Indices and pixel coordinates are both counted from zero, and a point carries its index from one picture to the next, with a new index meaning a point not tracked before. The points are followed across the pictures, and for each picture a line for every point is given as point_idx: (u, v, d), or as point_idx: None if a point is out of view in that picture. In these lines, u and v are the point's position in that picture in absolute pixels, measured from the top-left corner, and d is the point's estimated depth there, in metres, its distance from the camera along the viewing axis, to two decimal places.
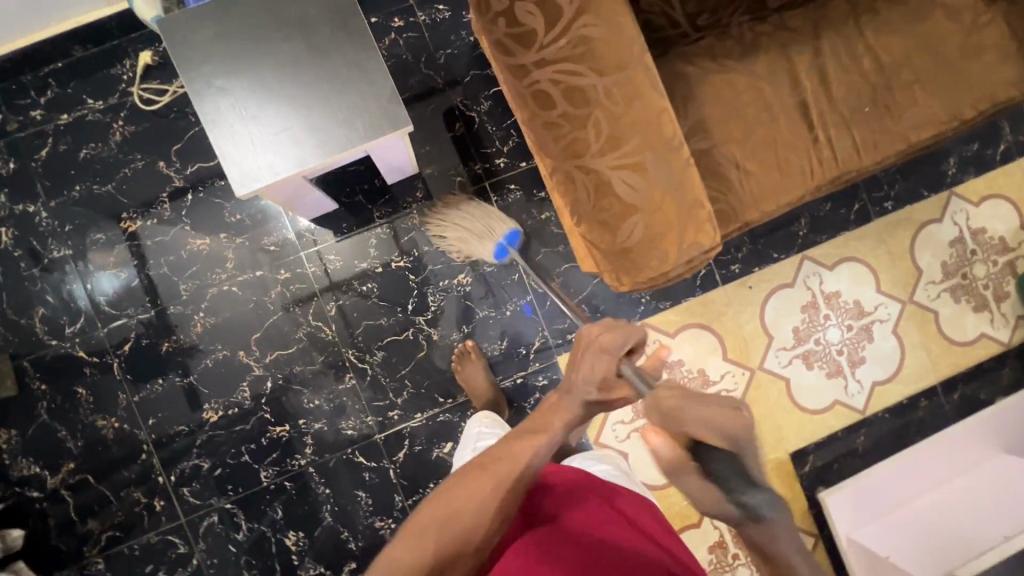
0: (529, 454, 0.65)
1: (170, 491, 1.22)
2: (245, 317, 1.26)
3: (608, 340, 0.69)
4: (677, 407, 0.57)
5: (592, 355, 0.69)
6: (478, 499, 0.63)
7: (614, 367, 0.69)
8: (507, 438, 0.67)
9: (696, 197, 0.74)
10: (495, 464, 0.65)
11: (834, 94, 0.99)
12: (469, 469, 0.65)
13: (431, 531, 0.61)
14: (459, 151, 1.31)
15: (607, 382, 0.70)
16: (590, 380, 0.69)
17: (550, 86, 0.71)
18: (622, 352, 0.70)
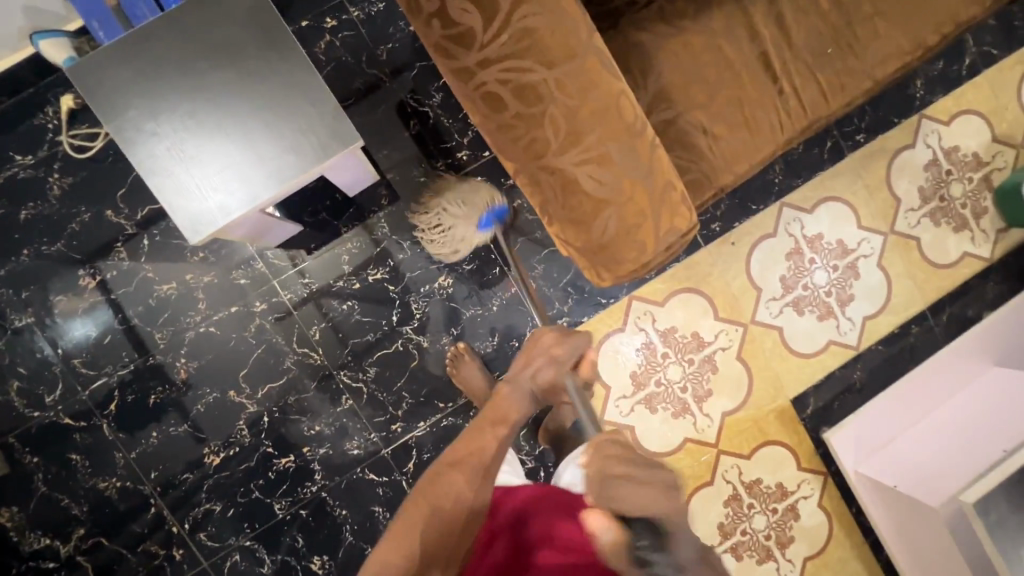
0: (496, 443, 0.72)
1: (186, 540, 1.22)
2: (228, 356, 1.22)
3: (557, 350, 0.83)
4: (614, 475, 0.64)
5: (541, 362, 0.82)
6: (458, 491, 0.67)
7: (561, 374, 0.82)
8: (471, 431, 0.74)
9: (667, 180, 0.71)
10: (469, 458, 0.70)
11: (795, 39, 0.95)
12: (445, 467, 0.69)
13: (414, 531, 0.64)
14: (419, 150, 1.26)
15: (551, 383, 0.82)
16: (539, 378, 0.81)
17: (498, 86, 0.66)
18: (569, 361, 0.83)
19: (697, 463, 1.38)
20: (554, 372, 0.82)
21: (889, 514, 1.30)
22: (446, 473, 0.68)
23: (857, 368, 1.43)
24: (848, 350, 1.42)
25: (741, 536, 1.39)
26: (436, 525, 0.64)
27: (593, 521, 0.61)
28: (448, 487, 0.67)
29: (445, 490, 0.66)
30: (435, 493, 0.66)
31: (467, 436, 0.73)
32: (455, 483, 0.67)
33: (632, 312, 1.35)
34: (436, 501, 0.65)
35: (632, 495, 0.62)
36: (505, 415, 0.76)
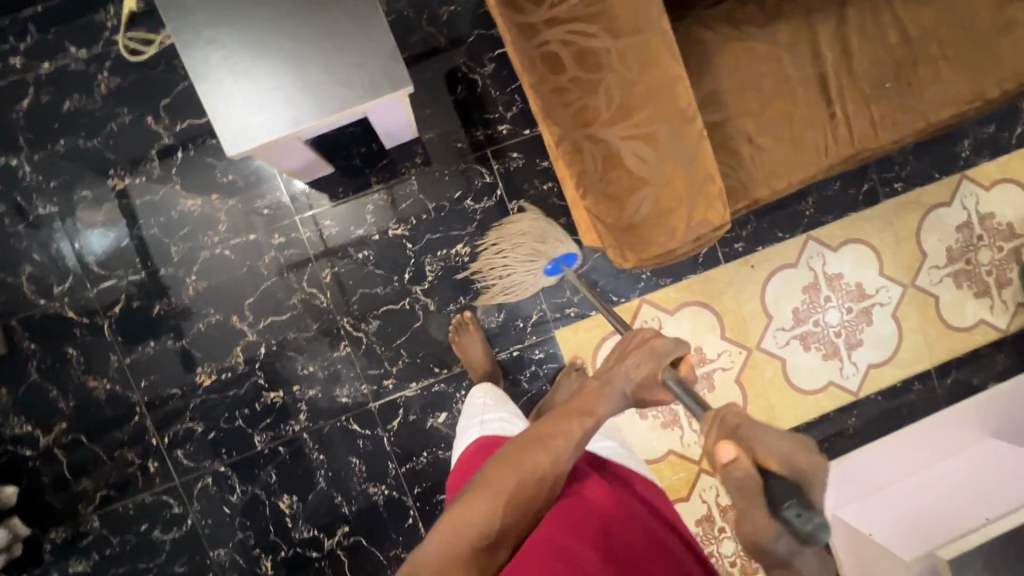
0: (581, 433, 0.70)
1: (165, 455, 1.23)
2: (238, 281, 1.23)
3: (658, 344, 0.76)
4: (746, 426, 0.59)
5: (638, 355, 0.76)
6: (541, 468, 0.67)
7: (658, 369, 0.74)
8: (558, 413, 0.72)
9: (708, 171, 0.73)
10: (555, 439, 0.69)
11: (856, 66, 0.94)
12: (532, 441, 0.68)
13: (501, 496, 0.64)
14: (460, 115, 1.26)
15: (648, 379, 0.75)
16: (631, 375, 0.75)
17: (561, 48, 0.66)
18: (667, 360, 0.75)
19: (675, 477, 1.36)
20: (651, 367, 0.75)
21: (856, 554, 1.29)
22: (527, 449, 0.68)
23: (852, 413, 1.41)
24: (847, 394, 1.41)
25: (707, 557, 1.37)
26: (520, 498, 0.65)
27: (721, 452, 0.57)
28: (529, 464, 0.66)
29: (522, 466, 0.66)
30: (516, 469, 0.66)
31: (555, 415, 0.72)
32: (539, 459, 0.67)
33: (640, 315, 1.35)
34: (522, 475, 0.66)
35: (767, 442, 0.56)
36: (593, 409, 0.72)
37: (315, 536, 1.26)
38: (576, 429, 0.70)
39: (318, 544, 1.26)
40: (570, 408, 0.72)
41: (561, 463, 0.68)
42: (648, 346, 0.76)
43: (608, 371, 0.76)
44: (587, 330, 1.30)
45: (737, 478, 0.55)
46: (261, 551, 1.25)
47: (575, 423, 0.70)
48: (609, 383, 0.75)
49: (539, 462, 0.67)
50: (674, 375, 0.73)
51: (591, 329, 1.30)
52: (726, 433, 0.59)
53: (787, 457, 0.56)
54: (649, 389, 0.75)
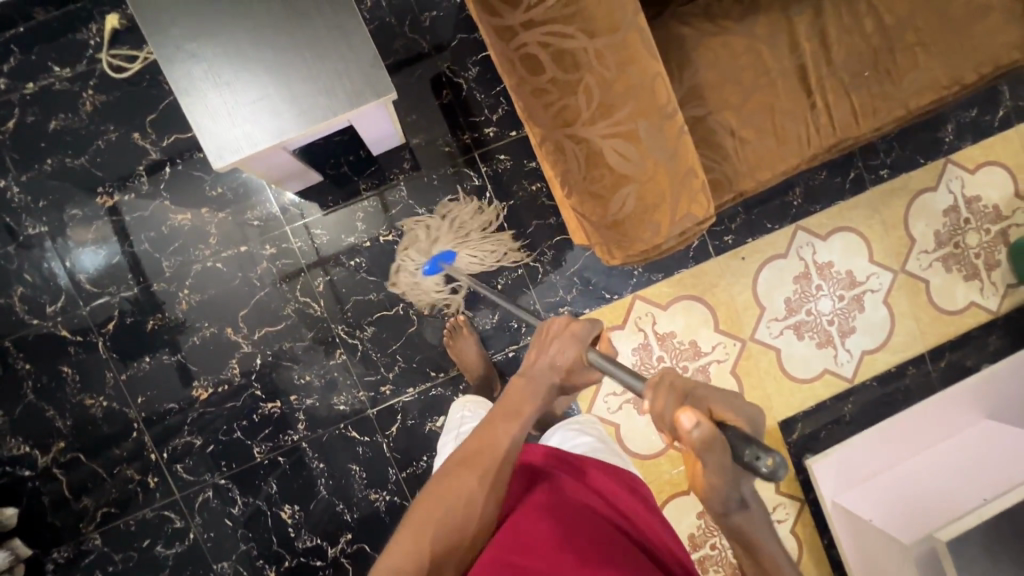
0: (510, 437, 0.73)
1: (164, 470, 1.23)
2: (231, 293, 1.23)
3: (576, 328, 0.81)
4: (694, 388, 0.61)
5: (560, 344, 0.80)
6: (469, 486, 0.68)
7: (582, 353, 0.80)
8: (485, 422, 0.75)
9: (689, 166, 0.73)
10: (482, 451, 0.71)
11: (834, 56, 0.95)
12: (458, 460, 0.71)
13: (429, 525, 0.65)
14: (447, 120, 1.27)
15: (571, 367, 0.80)
16: (557, 362, 0.80)
17: (539, 49, 0.67)
18: (588, 341, 0.81)
19: (675, 471, 1.37)
20: (575, 351, 0.80)
21: (856, 542, 1.30)
22: (455, 468, 0.70)
23: (848, 400, 1.42)
24: (843, 381, 1.42)
25: (710, 549, 1.37)
26: (448, 523, 0.65)
27: (682, 418, 0.55)
28: (460, 481, 0.68)
29: (454, 486, 0.68)
30: (444, 493, 0.67)
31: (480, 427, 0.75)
32: (466, 476, 0.69)
33: (633, 311, 1.35)
34: (450, 497, 0.67)
35: (715, 400, 0.59)
36: (519, 408, 0.75)
37: (318, 544, 1.26)
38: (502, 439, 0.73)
39: (322, 553, 1.26)
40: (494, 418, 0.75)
41: (494, 474, 0.70)
42: (569, 333, 0.81)
43: (532, 361, 0.81)
44: None
45: (704, 437, 0.55)
46: (265, 562, 1.25)
47: (499, 432, 0.73)
48: (532, 378, 0.79)
49: (471, 475, 0.69)
50: (600, 355, 0.78)
51: None
52: (680, 399, 0.60)
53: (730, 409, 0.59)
54: (579, 372, 0.81)
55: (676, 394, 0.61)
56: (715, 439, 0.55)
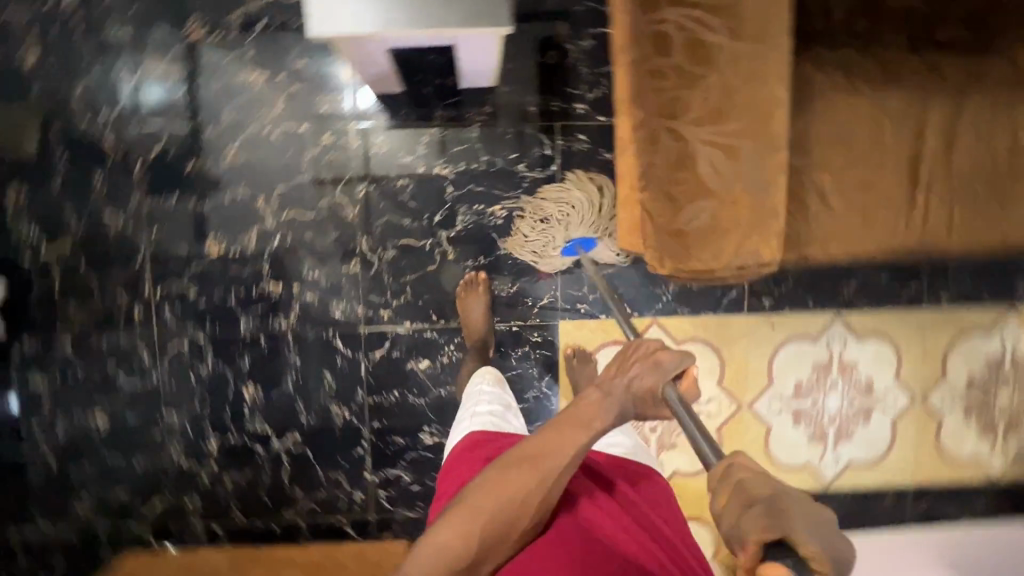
0: (572, 447, 0.79)
1: (152, 307, 1.23)
2: (275, 166, 1.22)
3: (664, 356, 0.76)
4: (773, 517, 0.49)
5: (638, 369, 0.78)
6: (523, 486, 0.77)
7: (660, 384, 0.75)
8: (547, 431, 0.81)
9: (775, 205, 0.69)
10: (539, 457, 0.78)
11: (954, 160, 0.89)
12: (514, 462, 0.78)
13: (479, 518, 0.75)
14: (540, 81, 1.22)
15: (651, 393, 0.76)
16: (636, 385, 0.77)
17: (674, 30, 0.63)
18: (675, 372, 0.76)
19: None
20: (654, 380, 0.76)
21: None
22: (511, 467, 0.78)
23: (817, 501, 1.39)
24: (819, 482, 1.38)
25: None
26: (498, 518, 0.75)
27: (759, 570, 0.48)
28: (512, 480, 0.77)
29: (507, 483, 0.77)
30: (498, 488, 0.77)
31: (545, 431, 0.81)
32: (522, 477, 0.77)
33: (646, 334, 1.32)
34: (502, 493, 0.76)
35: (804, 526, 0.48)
36: (588, 421, 0.80)
37: (267, 432, 1.27)
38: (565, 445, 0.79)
39: (267, 441, 1.27)
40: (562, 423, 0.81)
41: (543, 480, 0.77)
42: (653, 359, 0.77)
43: (608, 381, 0.81)
44: (590, 331, 1.28)
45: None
46: (212, 428, 1.26)
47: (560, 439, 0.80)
48: (609, 395, 0.80)
49: (524, 476, 0.77)
50: (675, 390, 0.73)
51: (594, 331, 1.28)
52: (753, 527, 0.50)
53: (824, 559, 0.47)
54: (651, 405, 0.77)
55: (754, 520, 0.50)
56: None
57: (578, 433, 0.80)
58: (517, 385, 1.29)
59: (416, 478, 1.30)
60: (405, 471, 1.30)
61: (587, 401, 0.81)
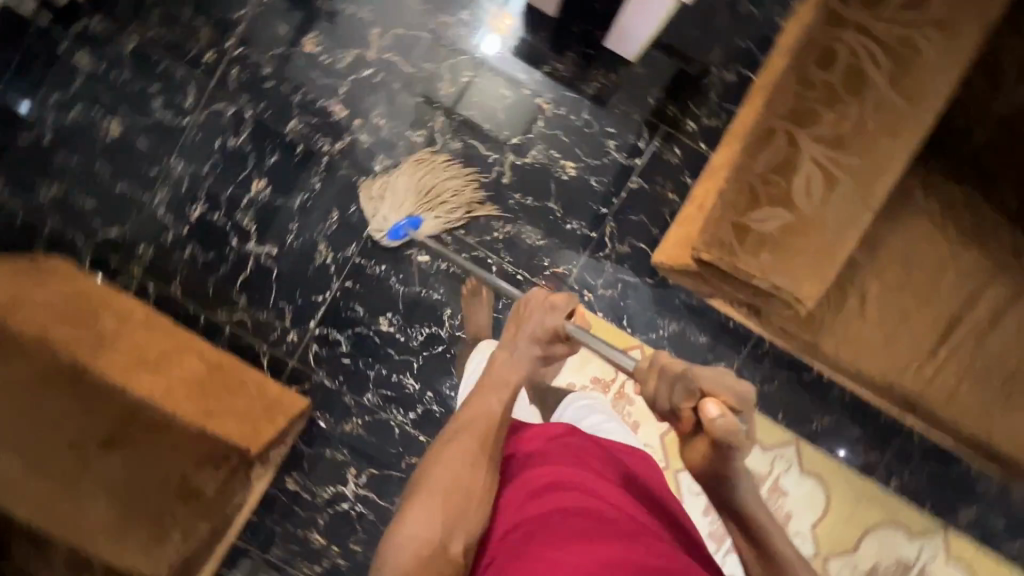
0: (498, 406, 0.83)
1: (224, 60, 1.22)
2: (407, 11, 1.23)
3: (557, 300, 0.89)
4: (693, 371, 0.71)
5: (532, 322, 0.88)
6: (468, 456, 0.77)
7: (560, 326, 0.86)
8: (473, 398, 0.85)
9: (840, 253, 0.69)
10: (473, 422, 0.81)
11: (989, 340, 0.91)
12: (455, 435, 0.80)
13: (436, 498, 0.73)
14: (671, 82, 1.24)
15: (554, 334, 0.87)
16: (538, 328, 0.88)
17: (845, 52, 0.65)
18: (564, 312, 0.88)
19: None
20: (554, 321, 0.87)
21: None
22: (454, 440, 0.79)
23: None
24: None
25: None
26: (454, 495, 0.73)
27: (708, 409, 0.69)
28: (453, 452, 0.77)
29: (449, 456, 0.77)
30: (444, 463, 0.77)
31: (472, 400, 0.85)
32: (464, 446, 0.78)
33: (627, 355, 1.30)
34: (449, 461, 0.77)
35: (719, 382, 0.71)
36: (506, 378, 0.86)
37: (249, 231, 1.24)
38: (490, 412, 0.82)
39: (244, 238, 1.25)
40: (479, 393, 0.85)
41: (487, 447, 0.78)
42: (539, 310, 0.88)
43: (513, 339, 0.90)
44: None
45: (719, 429, 0.68)
46: (204, 196, 1.23)
47: (483, 403, 0.84)
48: (515, 351, 0.88)
49: (466, 448, 0.78)
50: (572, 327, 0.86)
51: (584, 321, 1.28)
52: (678, 377, 0.72)
53: (738, 396, 0.70)
54: (554, 342, 0.88)
55: (684, 377, 0.72)
56: (729, 434, 0.68)
57: (497, 397, 0.84)
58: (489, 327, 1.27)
59: (351, 352, 1.28)
60: (346, 340, 1.28)
61: (498, 360, 0.89)
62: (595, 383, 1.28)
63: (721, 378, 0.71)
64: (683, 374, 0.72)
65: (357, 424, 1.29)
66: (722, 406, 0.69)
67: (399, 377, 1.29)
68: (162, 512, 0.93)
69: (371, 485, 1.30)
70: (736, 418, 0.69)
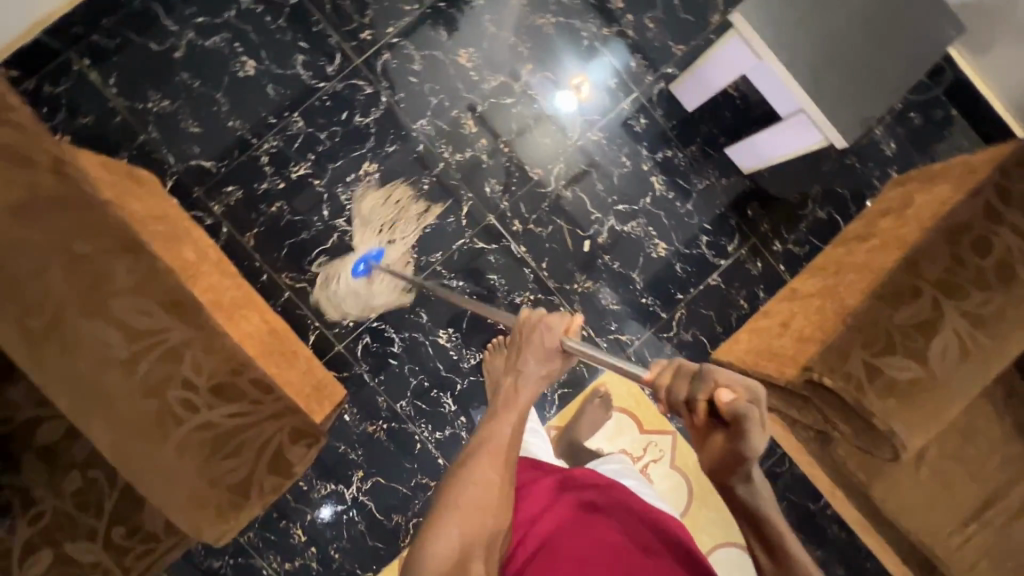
0: (512, 428, 0.78)
1: (379, 43, 1.24)
2: (560, 60, 1.30)
3: (552, 319, 0.85)
4: (712, 371, 0.56)
5: (539, 333, 0.84)
6: (490, 481, 0.72)
7: (560, 339, 0.83)
8: (490, 420, 0.80)
9: (947, 415, 0.76)
10: (488, 444, 0.76)
11: (1017, 528, 0.97)
12: (474, 456, 0.74)
13: (455, 516, 0.67)
14: (770, 202, 1.34)
15: (552, 351, 0.84)
16: (536, 358, 0.83)
17: (1000, 247, 0.74)
18: (559, 330, 0.84)
19: None
20: (553, 338, 0.83)
21: None
22: (475, 463, 0.73)
23: None
24: None
25: None
26: (476, 517, 0.68)
27: (721, 396, 0.55)
28: (473, 476, 0.72)
29: (472, 480, 0.71)
30: (465, 487, 0.71)
31: (488, 420, 0.80)
32: (482, 471, 0.72)
33: (658, 437, 1.32)
34: (467, 484, 0.71)
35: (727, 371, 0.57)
36: (521, 402, 0.81)
37: (343, 206, 1.23)
38: (504, 435, 0.77)
39: (335, 212, 1.23)
40: (493, 420, 0.80)
41: (504, 473, 0.73)
42: (542, 323, 0.84)
43: (521, 360, 0.84)
44: (627, 391, 1.32)
45: (740, 414, 0.54)
46: (311, 160, 1.22)
47: (497, 427, 0.78)
48: (524, 373, 0.83)
49: (482, 478, 0.72)
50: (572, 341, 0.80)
51: (629, 393, 1.32)
52: (691, 373, 0.57)
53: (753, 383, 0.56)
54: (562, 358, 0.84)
55: (689, 374, 0.58)
56: (750, 421, 0.54)
57: (509, 422, 0.79)
58: None
59: (400, 355, 1.26)
60: (398, 342, 1.25)
61: (506, 387, 0.83)
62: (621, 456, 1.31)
63: (734, 378, 0.56)
64: (695, 373, 0.57)
65: (380, 427, 1.25)
66: (737, 391, 0.55)
67: (438, 394, 1.26)
68: (254, 479, 0.76)
69: (372, 493, 1.25)
70: (757, 407, 0.55)
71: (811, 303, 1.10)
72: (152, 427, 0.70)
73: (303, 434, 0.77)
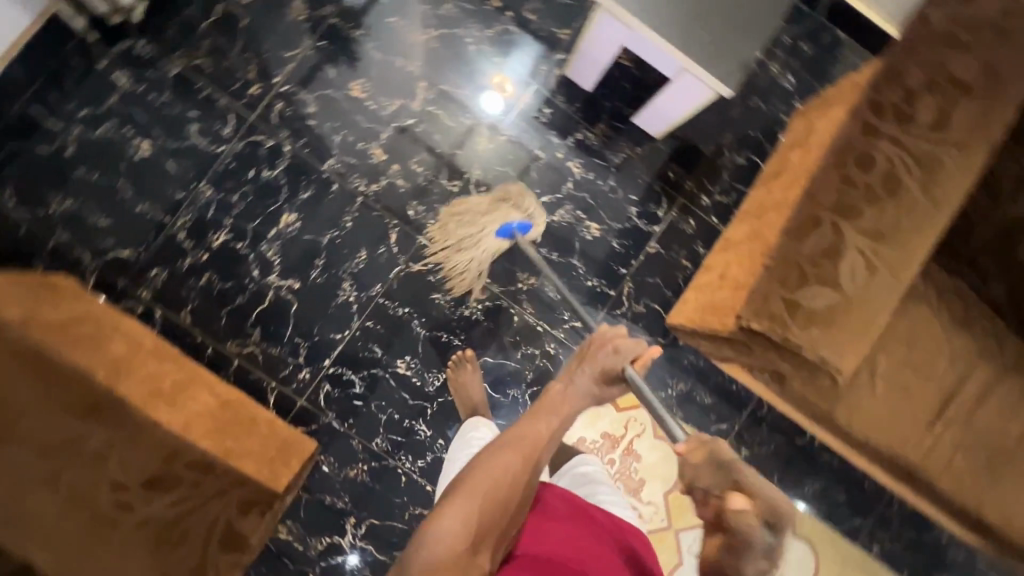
0: (546, 431, 0.79)
1: (269, 95, 1.24)
2: (452, 69, 1.30)
3: (620, 341, 0.89)
4: (738, 464, 0.65)
5: (595, 359, 0.87)
6: (509, 471, 0.73)
7: (619, 367, 0.86)
8: (529, 416, 0.81)
9: (871, 330, 0.77)
10: (523, 439, 0.77)
11: (979, 417, 0.99)
12: (499, 447, 0.75)
13: (473, 505, 0.69)
14: (688, 159, 1.36)
15: (606, 373, 0.86)
16: (588, 375, 0.86)
17: (880, 159, 0.76)
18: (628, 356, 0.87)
19: None
20: (610, 362, 0.87)
21: None
22: (502, 451, 0.75)
23: None
24: None
25: None
26: (490, 505, 0.70)
27: (734, 502, 0.62)
28: (496, 465, 0.73)
29: (490, 470, 0.72)
30: (489, 475, 0.72)
31: (525, 417, 0.80)
32: (504, 460, 0.74)
33: (636, 412, 1.33)
34: (488, 475, 0.72)
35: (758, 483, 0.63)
36: (559, 406, 0.82)
37: (272, 262, 1.22)
38: (537, 428, 0.78)
39: (265, 269, 1.22)
40: (530, 415, 0.81)
41: (526, 465, 0.75)
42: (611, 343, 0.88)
43: (571, 373, 0.87)
44: None
45: (743, 528, 0.60)
46: (229, 224, 1.21)
47: (535, 423, 0.79)
48: (573, 385, 0.85)
49: (502, 467, 0.73)
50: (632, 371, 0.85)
51: None
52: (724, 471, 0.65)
53: (780, 506, 0.61)
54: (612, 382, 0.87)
55: (715, 464, 0.66)
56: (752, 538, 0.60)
57: (547, 420, 0.80)
58: (507, 376, 1.28)
59: (364, 394, 1.25)
60: (359, 381, 1.25)
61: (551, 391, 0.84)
62: (605, 439, 1.32)
63: (756, 480, 0.64)
64: (721, 465, 0.65)
65: (361, 469, 1.25)
66: (756, 502, 0.62)
67: (411, 423, 1.26)
68: (208, 561, 0.83)
69: (368, 536, 1.24)
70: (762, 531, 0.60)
71: (741, 248, 1.11)
72: (106, 529, 0.78)
73: (253, 508, 0.87)
